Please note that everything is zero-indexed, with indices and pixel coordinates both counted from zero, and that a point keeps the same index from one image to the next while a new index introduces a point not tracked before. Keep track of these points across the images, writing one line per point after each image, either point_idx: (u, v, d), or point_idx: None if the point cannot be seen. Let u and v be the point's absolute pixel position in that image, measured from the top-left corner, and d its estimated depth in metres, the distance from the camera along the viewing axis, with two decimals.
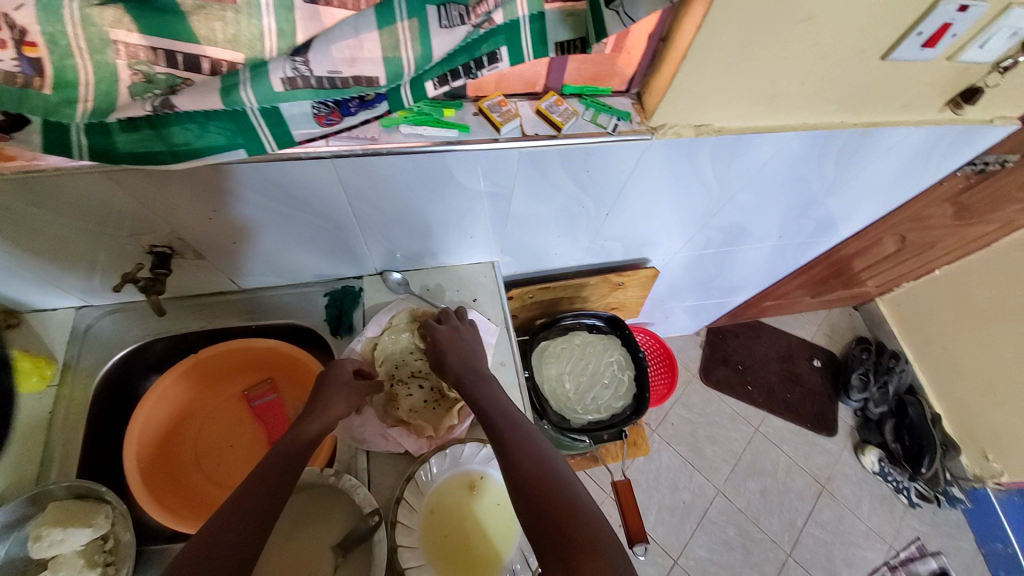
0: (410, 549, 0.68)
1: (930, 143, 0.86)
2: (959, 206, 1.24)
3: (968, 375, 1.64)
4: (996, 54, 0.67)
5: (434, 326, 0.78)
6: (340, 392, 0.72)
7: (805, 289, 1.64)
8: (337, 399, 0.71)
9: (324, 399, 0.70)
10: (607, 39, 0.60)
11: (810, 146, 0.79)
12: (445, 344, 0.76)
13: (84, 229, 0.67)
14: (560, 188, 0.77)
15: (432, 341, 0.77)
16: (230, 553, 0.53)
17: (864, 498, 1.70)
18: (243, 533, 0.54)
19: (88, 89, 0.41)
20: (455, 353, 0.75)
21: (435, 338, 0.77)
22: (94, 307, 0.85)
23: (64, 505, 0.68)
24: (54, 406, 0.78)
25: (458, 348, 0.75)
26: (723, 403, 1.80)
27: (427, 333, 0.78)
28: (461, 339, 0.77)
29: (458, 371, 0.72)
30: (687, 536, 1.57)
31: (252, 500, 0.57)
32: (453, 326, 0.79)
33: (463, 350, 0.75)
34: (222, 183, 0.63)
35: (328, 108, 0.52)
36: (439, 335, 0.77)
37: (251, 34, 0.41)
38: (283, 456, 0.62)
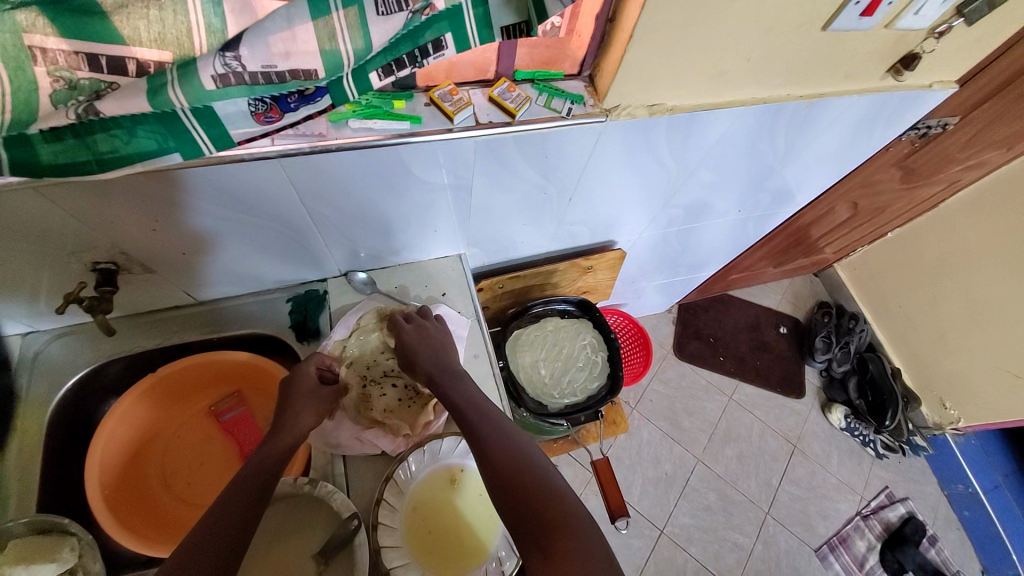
0: (394, 548, 0.68)
1: (874, 111, 0.89)
2: (905, 169, 1.30)
3: (922, 330, 1.74)
4: (930, 20, 0.70)
5: (400, 326, 0.77)
6: (307, 402, 0.70)
7: (768, 260, 1.70)
8: (304, 409, 0.69)
9: (290, 410, 0.69)
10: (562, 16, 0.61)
11: (762, 120, 0.81)
12: (414, 341, 0.75)
13: (18, 251, 0.63)
14: (521, 175, 0.76)
15: (401, 340, 0.76)
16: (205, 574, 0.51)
17: (834, 453, 1.79)
18: (219, 552, 0.52)
19: (4, 98, 0.37)
20: (426, 350, 0.74)
21: (404, 337, 0.76)
22: (40, 333, 0.80)
23: (24, 542, 0.65)
24: (4, 441, 0.74)
25: (427, 344, 0.75)
26: (697, 375, 1.85)
27: (395, 332, 0.77)
28: (430, 335, 0.76)
29: (430, 368, 0.72)
30: (671, 506, 1.62)
31: (226, 517, 0.55)
32: (420, 324, 0.78)
33: (433, 346, 0.75)
34: (164, 193, 0.60)
35: (266, 105, 0.49)
36: (406, 333, 0.76)
37: (178, 31, 0.39)
38: (256, 473, 0.61)
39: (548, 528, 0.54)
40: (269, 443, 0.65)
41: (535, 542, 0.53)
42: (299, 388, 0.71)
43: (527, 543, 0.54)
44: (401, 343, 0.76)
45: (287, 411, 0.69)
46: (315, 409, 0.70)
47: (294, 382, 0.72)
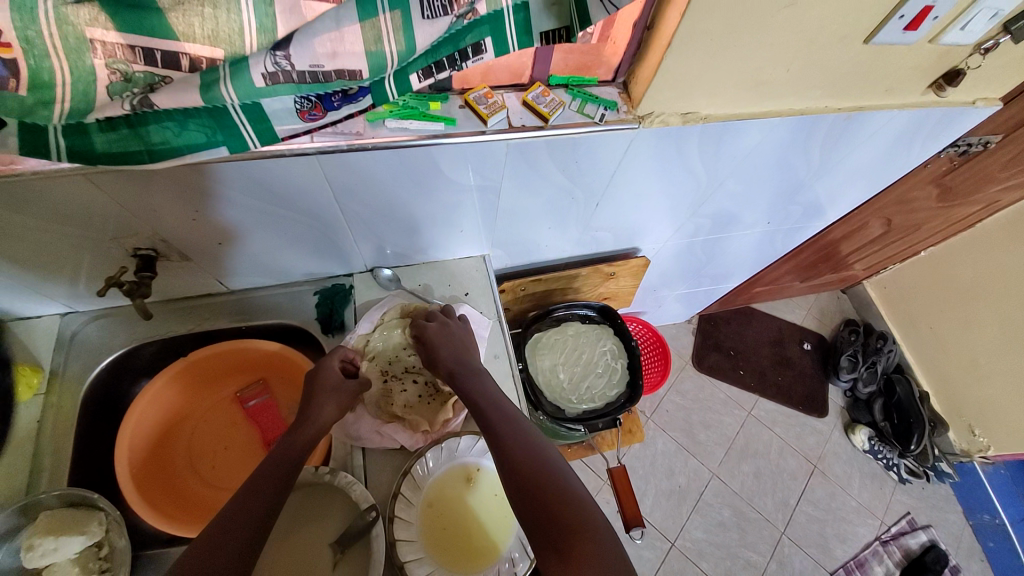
0: (409, 542, 0.68)
1: (914, 126, 0.87)
2: (943, 187, 1.26)
3: (954, 353, 1.68)
4: (977, 36, 0.68)
5: (423, 325, 0.78)
6: (330, 396, 0.71)
7: (795, 274, 1.66)
8: (325, 402, 0.70)
9: (313, 403, 0.70)
10: (593, 28, 0.61)
11: (797, 132, 0.80)
12: (438, 340, 0.76)
13: (65, 235, 0.66)
14: (550, 179, 0.76)
15: (426, 339, 0.77)
16: (226, 557, 0.52)
17: (855, 476, 1.74)
18: (242, 536, 0.54)
19: (64, 89, 0.40)
20: (449, 349, 0.75)
21: (427, 335, 0.77)
22: (79, 314, 0.84)
23: (55, 514, 0.67)
24: (42, 415, 0.77)
25: (450, 342, 0.76)
26: (716, 387, 1.82)
27: (418, 331, 0.79)
28: (452, 334, 0.77)
29: (450, 364, 0.73)
30: (683, 519, 1.60)
31: (251, 503, 0.57)
32: (442, 322, 0.79)
33: (456, 345, 0.76)
34: (204, 184, 0.62)
35: (311, 103, 0.51)
36: (430, 330, 0.77)
37: (231, 28, 0.41)
38: (279, 464, 0.62)
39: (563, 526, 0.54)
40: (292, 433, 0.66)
41: (548, 540, 0.54)
42: (324, 381, 0.72)
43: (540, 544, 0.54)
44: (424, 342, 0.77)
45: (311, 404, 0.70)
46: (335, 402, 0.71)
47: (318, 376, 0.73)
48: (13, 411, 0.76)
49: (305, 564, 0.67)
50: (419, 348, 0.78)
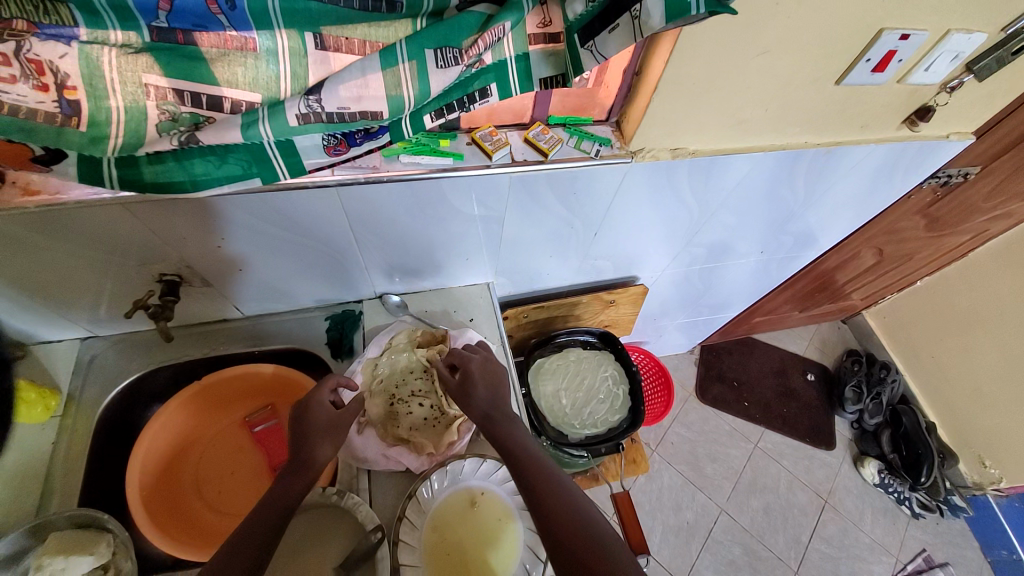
0: (412, 566, 0.69)
1: (892, 159, 0.92)
2: (930, 217, 1.31)
3: (957, 383, 1.68)
4: (942, 75, 0.73)
5: (468, 357, 0.76)
6: (325, 435, 0.68)
7: (793, 304, 1.70)
8: (321, 440, 0.67)
9: (308, 444, 0.66)
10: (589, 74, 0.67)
11: (780, 166, 0.86)
12: (477, 376, 0.74)
13: (96, 260, 0.70)
14: (550, 210, 0.81)
15: (464, 375, 0.74)
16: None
17: (867, 511, 1.70)
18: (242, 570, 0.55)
19: (119, 126, 0.45)
20: (485, 390, 0.73)
21: (468, 368, 0.75)
22: (99, 338, 0.87)
23: (64, 534, 0.68)
24: (57, 437, 0.79)
25: (489, 382, 0.74)
26: (721, 420, 1.81)
27: (460, 360, 0.76)
28: (490, 369, 0.75)
29: (486, 407, 0.71)
30: (693, 558, 1.55)
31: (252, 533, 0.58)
32: (483, 355, 0.78)
33: (492, 384, 0.74)
34: (230, 214, 0.67)
35: (337, 139, 0.56)
36: (473, 367, 0.75)
37: (268, 78, 0.47)
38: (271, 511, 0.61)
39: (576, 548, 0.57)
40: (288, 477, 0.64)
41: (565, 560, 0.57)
42: (319, 421, 0.69)
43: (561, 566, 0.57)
44: (460, 378, 0.74)
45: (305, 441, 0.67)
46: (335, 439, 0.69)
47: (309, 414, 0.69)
48: (31, 433, 0.78)
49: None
50: (454, 380, 0.75)
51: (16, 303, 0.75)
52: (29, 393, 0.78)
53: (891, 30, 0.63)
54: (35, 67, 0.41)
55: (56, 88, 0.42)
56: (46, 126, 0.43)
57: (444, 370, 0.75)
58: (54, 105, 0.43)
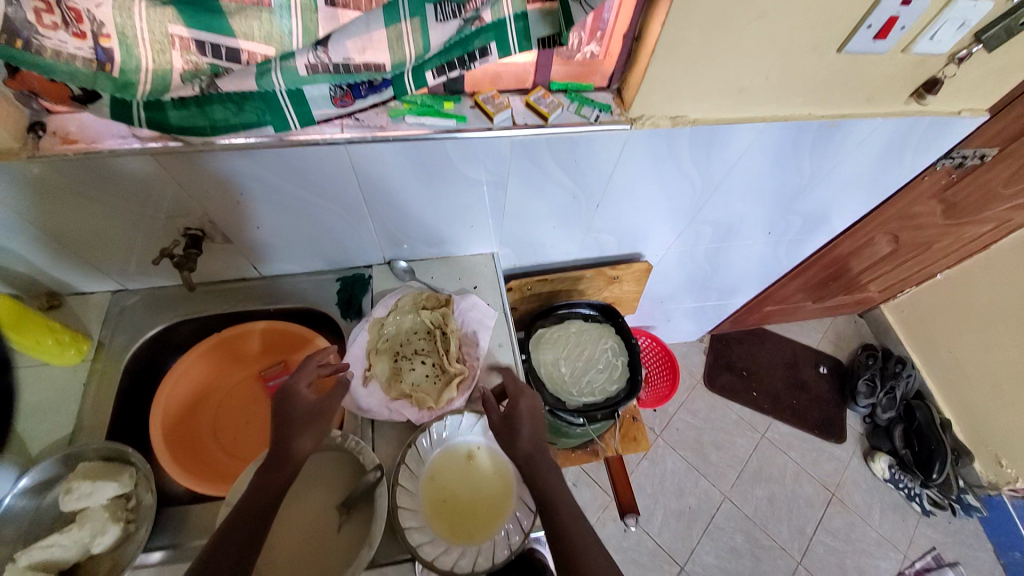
0: (410, 510, 0.73)
1: (901, 135, 0.92)
2: (947, 203, 1.28)
3: (976, 379, 1.64)
4: (948, 45, 0.73)
5: (521, 393, 0.75)
6: (307, 425, 0.68)
7: (806, 293, 1.68)
8: (303, 433, 0.67)
9: (287, 433, 0.67)
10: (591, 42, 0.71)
11: (783, 139, 0.86)
12: (524, 414, 0.72)
13: (127, 212, 0.75)
14: (553, 177, 0.83)
15: (510, 408, 0.73)
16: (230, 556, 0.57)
17: (875, 505, 1.68)
18: (246, 535, 0.59)
19: (147, 75, 0.50)
20: (531, 432, 0.71)
21: (518, 406, 0.73)
22: (128, 292, 0.93)
23: (94, 464, 0.74)
24: (87, 379, 0.85)
25: (535, 421, 0.72)
26: (728, 408, 1.81)
27: (512, 394, 0.75)
28: (536, 413, 0.73)
29: (528, 448, 0.69)
30: (693, 542, 1.56)
31: (259, 499, 0.62)
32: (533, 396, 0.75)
33: (538, 426, 0.72)
34: (250, 169, 0.71)
35: (342, 91, 0.59)
36: (522, 405, 0.73)
37: (281, 32, 0.50)
38: (254, 509, 0.61)
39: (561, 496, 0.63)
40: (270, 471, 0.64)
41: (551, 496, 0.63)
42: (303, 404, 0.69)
43: (556, 511, 0.62)
44: (506, 413, 0.72)
45: (290, 428, 0.67)
46: (320, 423, 0.69)
47: (290, 401, 0.69)
48: (64, 375, 0.84)
49: (313, 536, 0.71)
50: (499, 414, 0.73)
51: (54, 252, 0.81)
52: (63, 336, 0.84)
53: None
54: (75, 16, 0.46)
55: (93, 36, 0.47)
56: (83, 70, 0.48)
57: (491, 401, 0.73)
58: (91, 52, 0.47)
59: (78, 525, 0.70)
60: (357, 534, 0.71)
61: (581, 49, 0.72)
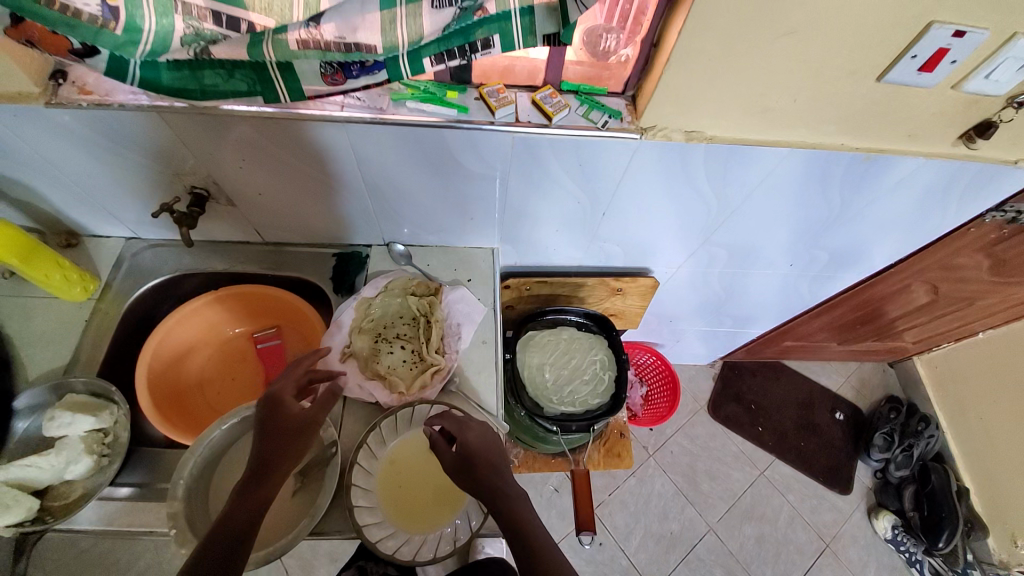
0: (364, 489, 0.74)
1: (947, 178, 0.85)
2: (995, 258, 1.17)
3: (1004, 451, 1.51)
4: (1007, 86, 0.66)
5: (466, 426, 0.70)
6: (291, 436, 0.64)
7: (830, 333, 1.58)
8: (285, 444, 0.64)
9: (271, 442, 0.63)
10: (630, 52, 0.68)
11: (810, 168, 0.81)
12: (476, 450, 0.67)
13: (139, 166, 0.79)
14: (556, 180, 0.81)
15: (460, 446, 0.67)
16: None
17: (870, 564, 1.59)
18: (226, 547, 0.57)
19: (149, 35, 0.51)
20: (486, 462, 0.66)
21: (465, 441, 0.68)
22: (140, 240, 0.97)
23: (79, 397, 0.79)
24: (90, 317, 0.89)
25: (489, 456, 0.66)
26: (729, 439, 1.74)
27: (457, 431, 0.70)
28: (488, 439, 0.69)
29: (489, 478, 0.64)
30: (669, 568, 1.52)
31: (239, 511, 0.59)
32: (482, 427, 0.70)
33: (493, 458, 0.67)
34: (252, 137, 0.72)
35: (333, 69, 0.59)
36: (470, 439, 0.68)
37: (283, 5, 0.52)
38: (230, 526, 0.58)
39: (506, 500, 0.62)
40: (246, 492, 0.60)
41: (496, 498, 0.63)
42: (287, 416, 0.65)
43: (499, 515, 0.62)
44: (457, 453, 0.67)
45: (271, 444, 0.63)
46: (304, 436, 0.65)
47: (277, 409, 0.66)
48: (70, 309, 0.89)
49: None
50: (449, 454, 0.67)
51: (73, 194, 0.85)
52: (73, 274, 0.88)
53: (941, 24, 0.58)
54: None
55: None
56: (87, 26, 0.49)
57: (440, 442, 0.68)
58: (98, 9, 0.49)
59: (56, 451, 0.74)
60: (304, 505, 0.72)
61: (615, 52, 0.68)
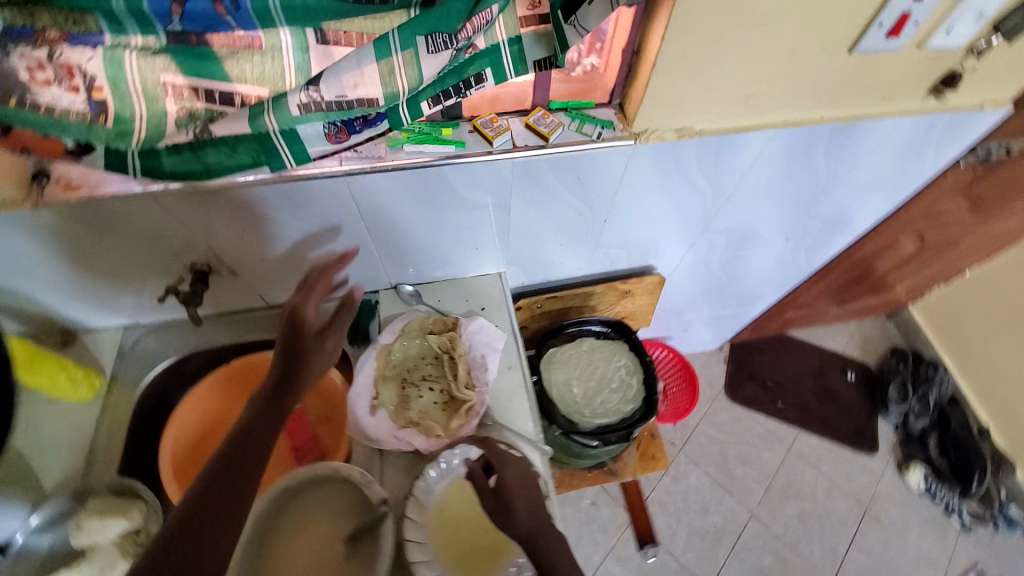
0: (418, 543, 0.71)
1: (922, 131, 0.88)
2: (973, 198, 1.22)
3: (1015, 383, 1.54)
4: (966, 37, 0.70)
5: (506, 461, 0.70)
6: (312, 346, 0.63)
7: (829, 297, 1.62)
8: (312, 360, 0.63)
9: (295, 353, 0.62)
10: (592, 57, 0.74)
11: (796, 144, 0.83)
12: (515, 488, 0.66)
13: (135, 251, 0.77)
14: (557, 197, 0.82)
15: (501, 484, 0.67)
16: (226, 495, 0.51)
17: (912, 521, 1.60)
18: (243, 465, 0.54)
19: (142, 122, 0.51)
20: (527, 506, 0.65)
21: (504, 477, 0.68)
22: (137, 326, 0.93)
23: (103, 500, 0.75)
24: (100, 415, 0.86)
25: (528, 493, 0.66)
26: (752, 420, 1.75)
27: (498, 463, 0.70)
28: (528, 477, 0.69)
29: (530, 523, 0.63)
30: (720, 562, 1.50)
31: (256, 428, 0.57)
32: (519, 465, 0.70)
33: (536, 499, 0.66)
34: (252, 205, 0.71)
35: (337, 127, 0.61)
36: (510, 475, 0.68)
37: (274, 72, 0.51)
38: (248, 439, 0.56)
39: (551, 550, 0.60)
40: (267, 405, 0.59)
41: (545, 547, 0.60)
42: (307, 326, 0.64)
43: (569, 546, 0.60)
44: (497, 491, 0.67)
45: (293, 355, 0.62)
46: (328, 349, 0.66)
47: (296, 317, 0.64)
48: (77, 410, 0.85)
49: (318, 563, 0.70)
50: (489, 491, 0.67)
51: (65, 292, 0.82)
52: (76, 371, 0.85)
53: None
54: (67, 71, 0.48)
55: (86, 90, 0.48)
56: (77, 123, 0.49)
57: (479, 475, 0.69)
58: (85, 104, 0.49)
59: (88, 561, 0.71)
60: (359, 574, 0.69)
61: (581, 62, 0.74)
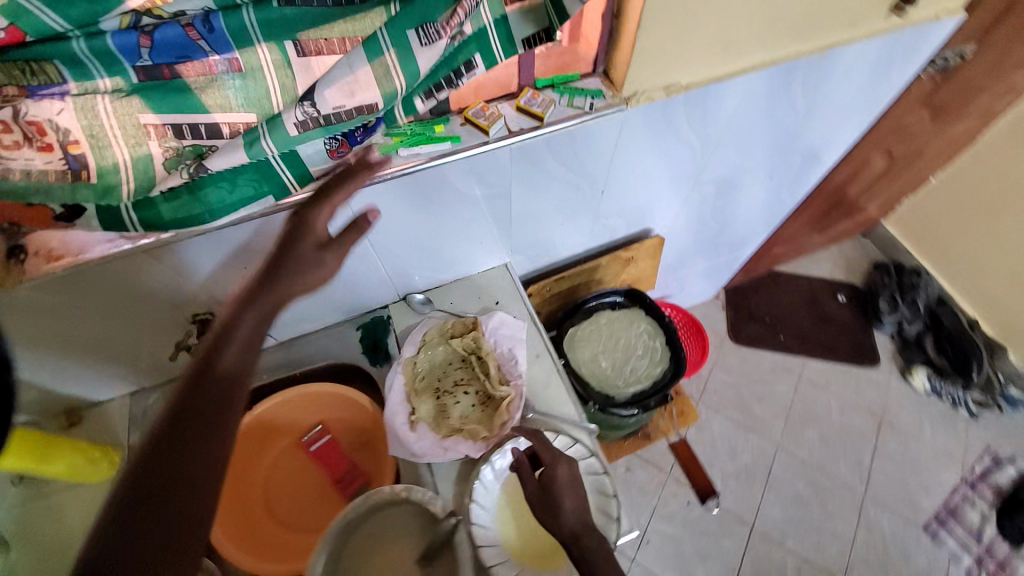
0: (490, 547, 0.71)
1: (887, 50, 0.90)
2: (934, 107, 1.26)
3: (993, 273, 1.63)
4: None
5: (559, 460, 0.71)
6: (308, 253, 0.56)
7: (811, 227, 1.66)
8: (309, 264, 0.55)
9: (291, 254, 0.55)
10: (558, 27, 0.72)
11: (774, 83, 0.84)
12: (563, 489, 0.68)
13: (131, 313, 0.72)
14: (556, 176, 0.80)
15: (548, 480, 0.69)
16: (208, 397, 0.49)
17: (924, 421, 1.69)
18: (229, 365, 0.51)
19: (128, 171, 0.48)
20: (575, 505, 0.67)
21: (554, 477, 0.69)
22: (144, 391, 0.89)
23: None
24: None
25: (577, 493, 0.68)
26: (760, 357, 1.80)
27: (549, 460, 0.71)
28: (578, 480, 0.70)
29: (576, 525, 0.65)
30: (758, 499, 1.55)
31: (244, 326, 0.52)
32: (570, 470, 0.70)
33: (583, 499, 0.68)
34: (250, 242, 0.67)
35: (337, 141, 0.57)
36: (561, 474, 0.69)
37: (259, 95, 0.49)
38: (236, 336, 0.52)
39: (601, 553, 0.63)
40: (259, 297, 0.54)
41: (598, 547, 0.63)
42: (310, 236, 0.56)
43: None
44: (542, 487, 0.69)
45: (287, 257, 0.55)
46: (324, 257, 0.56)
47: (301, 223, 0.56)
48: (101, 489, 0.81)
49: None
50: (534, 485, 0.70)
51: (62, 369, 0.77)
52: (94, 452, 0.79)
53: None
54: (37, 129, 0.44)
55: (61, 146, 0.45)
56: (60, 185, 0.46)
57: (525, 469, 0.71)
58: (63, 163, 0.45)
59: None
60: None
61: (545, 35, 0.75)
